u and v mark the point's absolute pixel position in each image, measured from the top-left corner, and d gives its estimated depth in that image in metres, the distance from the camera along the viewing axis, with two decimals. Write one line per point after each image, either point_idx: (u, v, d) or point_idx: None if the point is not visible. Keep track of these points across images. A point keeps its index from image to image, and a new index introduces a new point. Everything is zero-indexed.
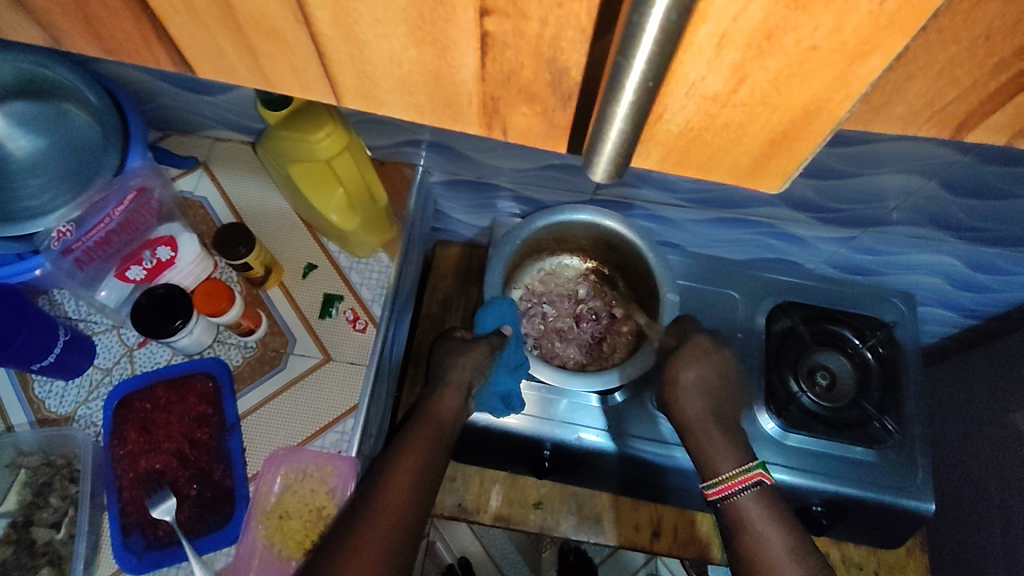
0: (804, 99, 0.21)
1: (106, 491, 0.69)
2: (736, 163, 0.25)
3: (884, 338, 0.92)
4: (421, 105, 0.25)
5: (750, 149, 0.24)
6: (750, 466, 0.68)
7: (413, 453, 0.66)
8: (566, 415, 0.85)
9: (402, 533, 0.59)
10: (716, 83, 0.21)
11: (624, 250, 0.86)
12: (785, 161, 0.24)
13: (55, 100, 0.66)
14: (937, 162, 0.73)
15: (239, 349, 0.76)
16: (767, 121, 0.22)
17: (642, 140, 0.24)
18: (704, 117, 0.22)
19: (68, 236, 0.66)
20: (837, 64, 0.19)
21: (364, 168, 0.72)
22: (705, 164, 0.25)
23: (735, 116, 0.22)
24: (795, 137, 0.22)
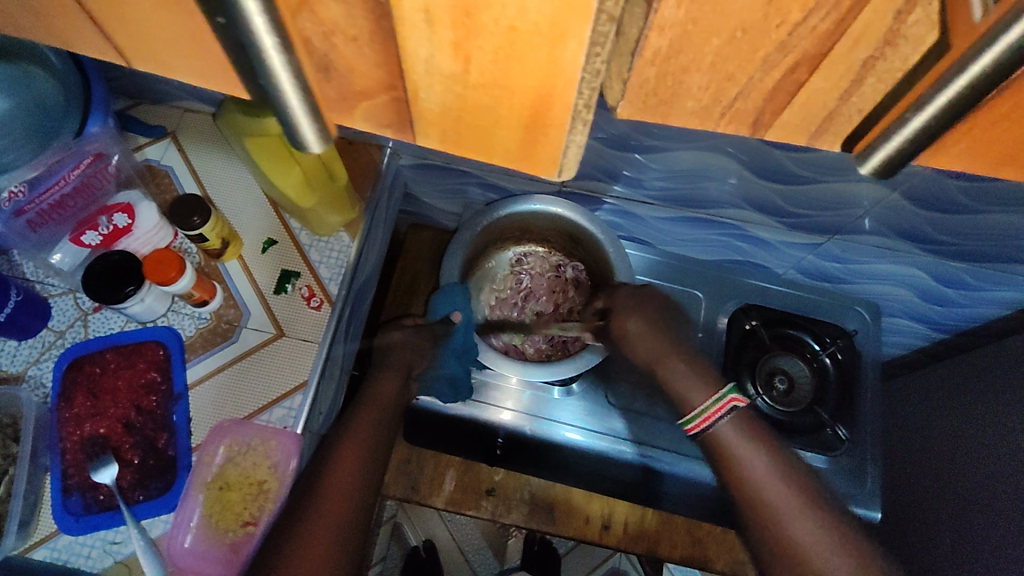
0: (533, 86, 0.20)
1: (49, 453, 0.70)
2: (507, 145, 0.23)
3: (844, 346, 0.94)
4: None
5: (513, 132, 0.23)
6: (723, 390, 0.60)
7: (355, 438, 0.65)
8: (539, 410, 0.87)
9: (350, 517, 0.59)
10: (445, 59, 0.20)
11: (586, 243, 0.86)
12: (550, 147, 0.23)
13: (19, 60, 0.64)
14: (900, 173, 0.72)
15: (193, 319, 0.76)
16: (512, 105, 0.21)
17: (409, 115, 0.23)
18: (455, 97, 0.21)
19: (20, 197, 0.67)
20: (542, 46, 0.19)
21: (321, 147, 0.71)
22: (481, 147, 0.24)
23: (481, 99, 0.21)
24: (545, 122, 0.22)
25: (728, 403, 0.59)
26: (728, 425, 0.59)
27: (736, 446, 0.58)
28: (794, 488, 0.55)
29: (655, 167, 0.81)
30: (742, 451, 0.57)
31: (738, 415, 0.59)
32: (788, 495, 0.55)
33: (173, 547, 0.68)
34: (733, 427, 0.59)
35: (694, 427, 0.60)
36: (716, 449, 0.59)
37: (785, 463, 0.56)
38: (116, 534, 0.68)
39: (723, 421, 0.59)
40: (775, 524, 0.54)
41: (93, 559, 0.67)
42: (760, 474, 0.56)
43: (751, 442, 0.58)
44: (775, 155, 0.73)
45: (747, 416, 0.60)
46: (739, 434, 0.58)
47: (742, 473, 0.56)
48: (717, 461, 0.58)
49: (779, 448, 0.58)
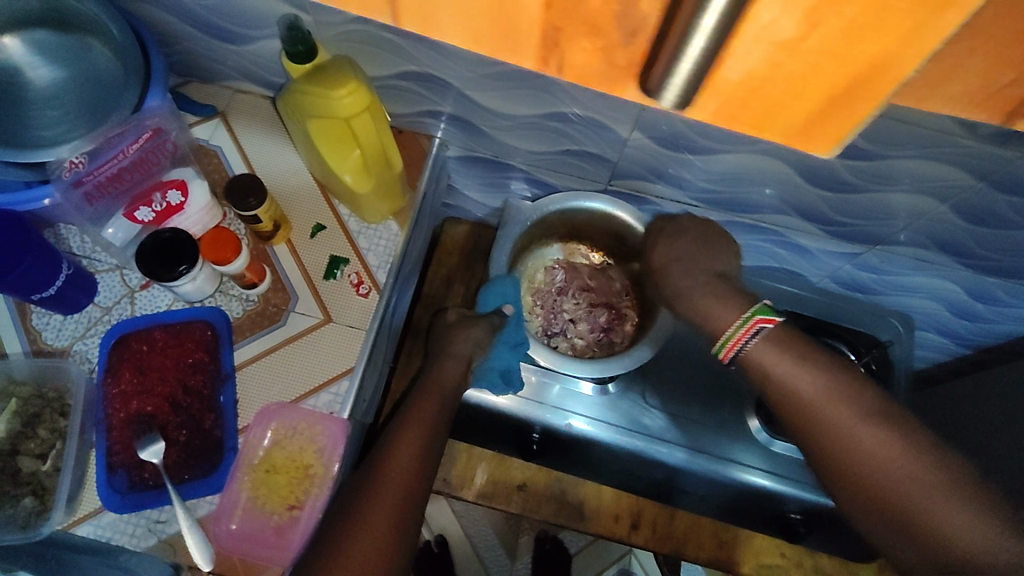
0: (872, 54, 0.20)
1: (95, 430, 0.69)
2: (792, 123, 0.24)
3: (878, 356, 0.94)
4: (480, 31, 0.24)
5: (808, 105, 0.23)
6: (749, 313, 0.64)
7: (416, 422, 0.65)
8: (558, 401, 0.87)
9: (410, 504, 0.58)
10: (787, 27, 0.20)
11: (632, 243, 0.86)
12: (841, 121, 0.23)
13: (77, 32, 0.66)
14: (952, 185, 0.73)
15: (240, 302, 0.76)
16: (831, 75, 0.21)
17: (701, 90, 0.23)
18: (769, 66, 0.21)
19: (80, 168, 0.66)
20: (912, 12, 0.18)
21: (382, 132, 0.72)
22: (761, 121, 0.24)
23: (800, 69, 0.21)
24: (855, 95, 0.22)
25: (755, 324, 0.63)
26: (761, 342, 0.61)
27: (772, 360, 0.60)
28: (837, 390, 0.56)
29: (703, 169, 0.81)
30: (779, 363, 0.59)
31: (766, 334, 0.62)
32: (832, 398, 0.55)
33: (219, 528, 0.68)
34: (765, 344, 0.61)
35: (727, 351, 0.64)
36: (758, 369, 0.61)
37: (823, 366, 0.58)
38: (160, 513, 0.68)
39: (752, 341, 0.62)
40: (824, 432, 0.55)
41: (137, 537, 0.67)
42: (802, 385, 0.57)
43: (791, 355, 0.59)
44: (826, 162, 0.74)
45: (781, 333, 0.62)
46: (777, 349, 0.60)
47: (785, 386, 0.58)
48: (760, 381, 0.61)
49: (819, 358, 0.59)
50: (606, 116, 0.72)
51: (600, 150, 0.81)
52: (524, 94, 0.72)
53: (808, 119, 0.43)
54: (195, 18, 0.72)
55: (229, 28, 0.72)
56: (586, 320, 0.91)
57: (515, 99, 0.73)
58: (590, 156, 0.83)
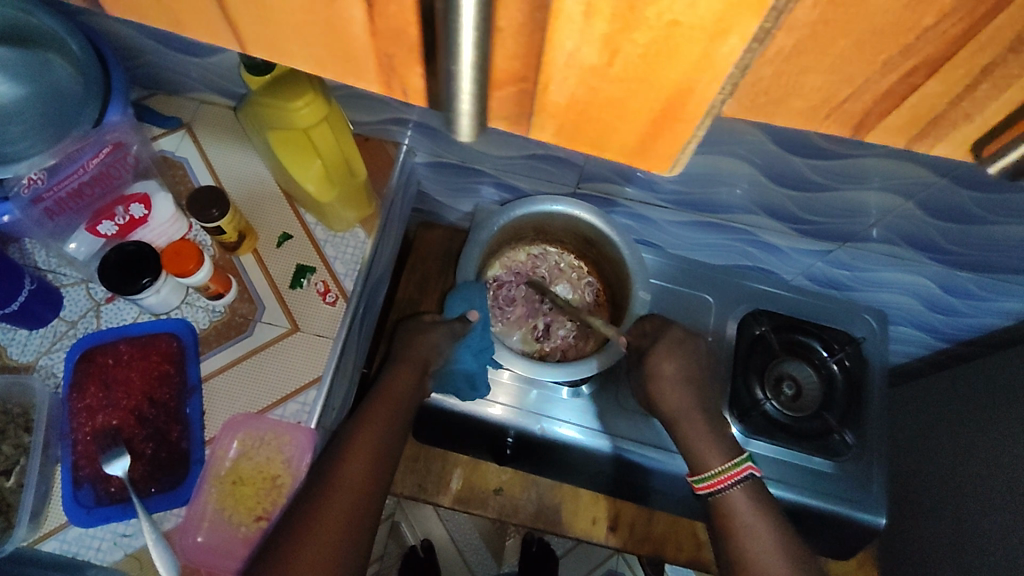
0: (676, 79, 0.17)
1: (61, 444, 0.69)
2: (624, 141, 0.20)
3: (851, 353, 0.94)
4: (320, 57, 0.20)
5: (635, 126, 0.20)
6: (741, 460, 0.69)
7: (367, 430, 0.65)
8: (540, 407, 0.87)
9: (363, 509, 0.60)
10: (591, 55, 0.17)
11: (600, 245, 0.86)
12: (673, 139, 0.20)
13: (38, 48, 0.64)
14: (917, 182, 0.73)
15: (206, 312, 0.76)
16: (645, 99, 0.18)
17: (530, 112, 0.20)
18: (588, 91, 0.18)
19: (39, 184, 0.66)
20: (699, 42, 0.16)
21: (342, 141, 0.72)
22: (596, 140, 0.21)
23: (618, 93, 0.18)
24: (673, 117, 0.19)
25: (744, 471, 0.68)
26: (739, 490, 0.67)
27: (742, 508, 0.66)
28: (783, 549, 0.62)
29: (670, 171, 0.82)
30: (743, 514, 0.65)
31: (751, 483, 0.68)
32: (776, 551, 0.62)
33: (185, 541, 0.68)
34: (744, 493, 0.67)
35: (706, 485, 0.69)
36: (721, 510, 0.67)
37: (777, 525, 0.64)
38: (126, 527, 0.68)
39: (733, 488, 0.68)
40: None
41: (103, 551, 0.67)
42: (756, 531, 0.64)
43: (759, 506, 0.66)
44: (791, 161, 0.74)
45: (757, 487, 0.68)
46: (748, 499, 0.66)
47: (741, 529, 0.64)
48: (721, 520, 0.66)
49: (778, 522, 0.65)
50: None
51: (567, 154, 0.81)
52: None
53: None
54: (154, 31, 0.72)
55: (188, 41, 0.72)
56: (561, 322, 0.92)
57: None
58: (557, 161, 0.83)
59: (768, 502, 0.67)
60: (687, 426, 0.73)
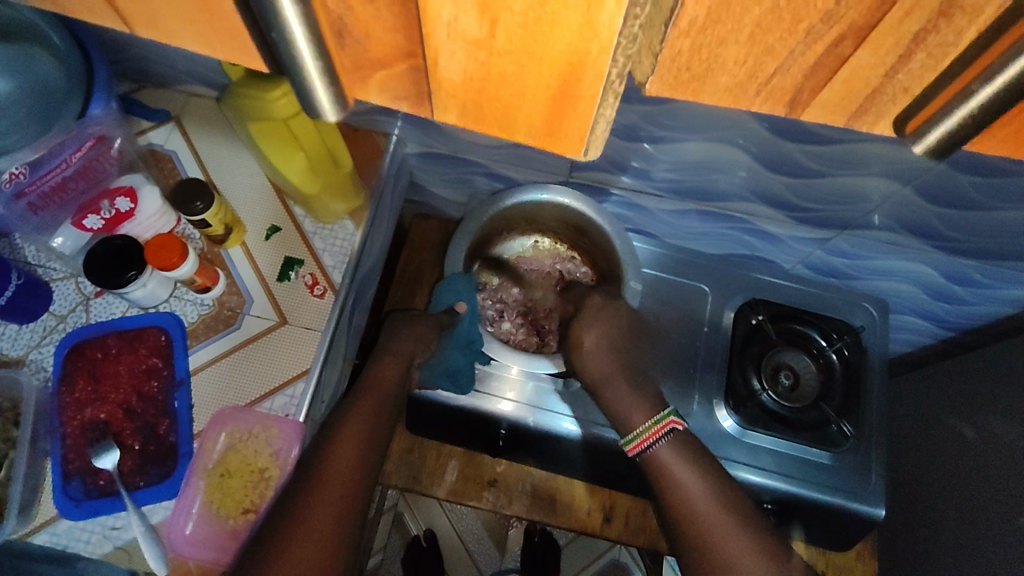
0: (563, 50, 0.19)
1: (50, 438, 0.70)
2: (531, 125, 0.23)
3: (851, 342, 0.92)
4: (208, 34, 0.22)
5: (537, 108, 0.22)
6: (662, 416, 0.70)
7: (357, 419, 0.65)
8: (541, 401, 0.84)
9: (351, 500, 0.60)
10: (470, 24, 0.19)
11: (591, 235, 0.85)
12: (576, 123, 0.22)
13: (21, 43, 0.64)
14: (913, 167, 0.71)
15: (195, 306, 0.76)
16: (539, 74, 0.20)
17: (428, 88, 0.22)
18: (478, 66, 0.20)
19: (21, 179, 0.66)
20: (578, 7, 0.17)
21: (325, 131, 0.71)
22: (503, 124, 0.23)
23: (507, 67, 0.20)
24: (573, 95, 0.21)
25: (666, 426, 0.69)
26: (666, 444, 0.68)
27: (669, 460, 0.67)
28: (714, 493, 0.63)
29: (663, 158, 0.80)
30: (674, 469, 0.66)
31: (676, 435, 0.69)
32: (715, 507, 0.62)
33: (174, 534, 0.67)
34: (671, 446, 0.68)
35: (634, 446, 0.70)
36: (655, 467, 0.67)
37: (707, 472, 0.65)
38: (116, 520, 0.68)
39: (658, 443, 0.68)
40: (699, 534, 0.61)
41: (93, 544, 0.67)
42: (689, 487, 0.64)
43: (687, 459, 0.66)
44: (784, 146, 0.72)
45: (684, 437, 0.69)
46: (675, 451, 0.67)
47: (674, 483, 0.65)
48: (655, 477, 0.67)
49: (708, 467, 0.66)
50: None
51: None
52: None
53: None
54: None
55: None
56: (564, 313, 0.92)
57: None
58: (546, 150, 0.82)
59: (696, 449, 0.68)
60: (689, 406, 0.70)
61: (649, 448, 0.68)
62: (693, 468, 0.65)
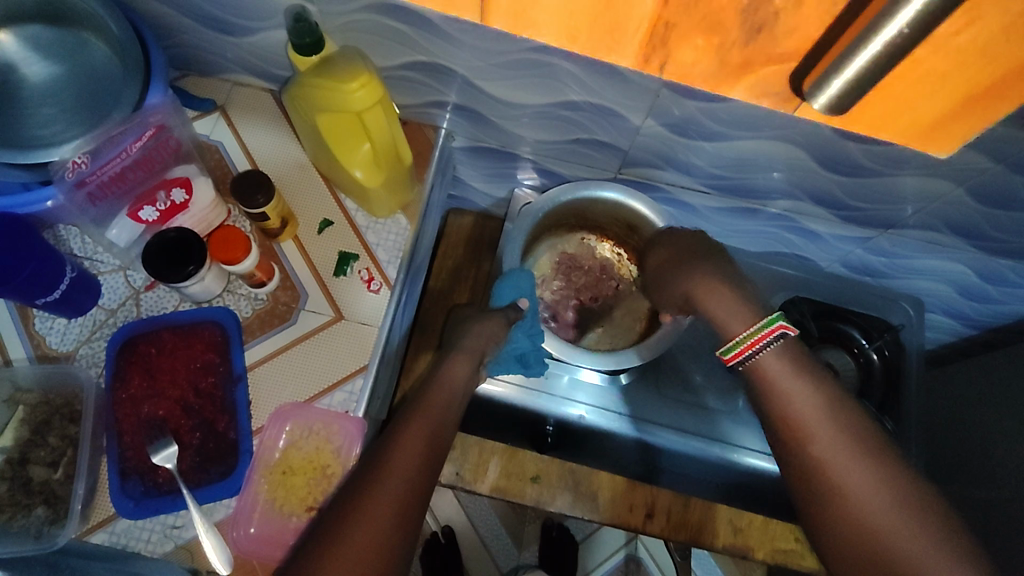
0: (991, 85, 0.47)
1: (106, 435, 0.68)
2: (906, 130, 0.56)
3: (890, 340, 0.95)
4: (592, 39, 0.50)
5: (912, 131, 0.56)
6: (771, 320, 0.62)
7: (423, 416, 0.65)
8: (563, 390, 0.91)
9: (416, 496, 0.58)
10: (949, 26, 0.42)
11: (642, 231, 0.86)
12: (946, 135, 0.56)
13: (71, 27, 0.65)
14: (967, 168, 0.72)
15: (249, 300, 0.74)
16: (906, 126, 0.55)
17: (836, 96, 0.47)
18: (909, 64, 0.46)
19: (82, 168, 0.65)
20: (1000, 51, 0.43)
21: (392, 125, 0.70)
22: (875, 125, 0.56)
23: (917, 80, 0.47)
24: (979, 112, 0.51)
25: (774, 332, 0.61)
26: (771, 354, 0.61)
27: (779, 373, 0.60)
28: (830, 409, 0.57)
29: (715, 155, 0.80)
30: (784, 383, 0.59)
31: (787, 343, 0.61)
32: (831, 425, 0.56)
33: (237, 533, 0.67)
34: (777, 355, 0.61)
35: (736, 354, 0.64)
36: (760, 379, 0.61)
37: (834, 402, 0.57)
38: (177, 518, 0.67)
39: (766, 350, 0.61)
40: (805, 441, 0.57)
41: (153, 543, 0.66)
42: (802, 402, 0.58)
43: (798, 372, 0.59)
44: (843, 146, 0.73)
45: (795, 346, 0.61)
46: (787, 364, 0.60)
47: (786, 399, 0.58)
48: (763, 391, 0.61)
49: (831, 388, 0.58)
50: (622, 104, 0.71)
51: (610, 137, 0.80)
52: (535, 80, 0.71)
53: (873, 129, 0.56)
54: (196, 9, 0.70)
55: (230, 20, 0.70)
56: (603, 302, 0.93)
57: (528, 88, 0.72)
58: (601, 144, 0.82)
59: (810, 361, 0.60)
60: None
61: (755, 355, 0.61)
62: (810, 382, 0.59)
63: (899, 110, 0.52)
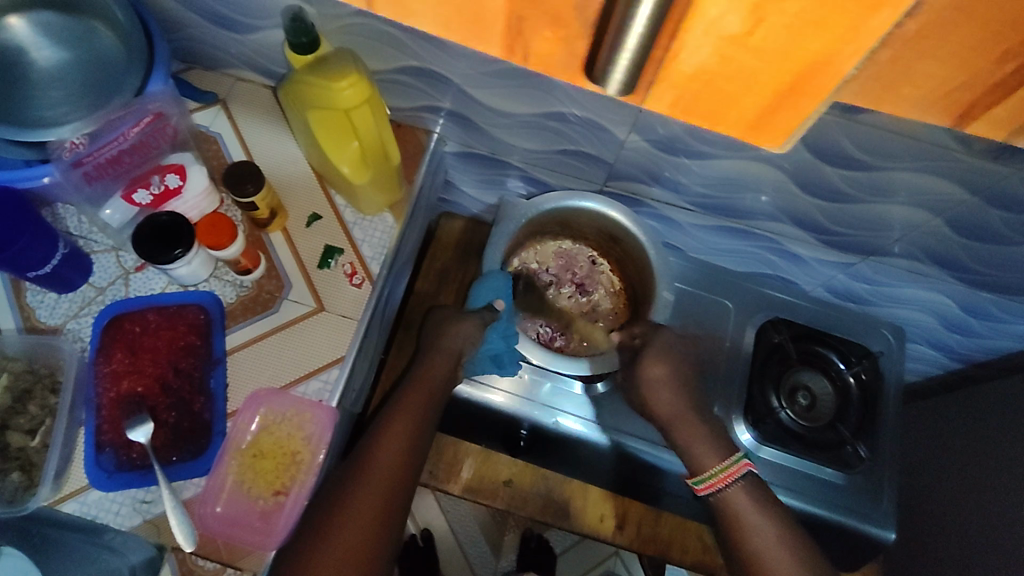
0: (811, 50, 0.19)
1: (86, 408, 0.70)
2: (740, 116, 0.22)
3: (869, 367, 0.94)
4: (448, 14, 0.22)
5: (758, 101, 0.21)
6: (738, 457, 0.75)
7: (404, 415, 0.69)
8: (551, 398, 0.86)
9: (398, 491, 0.64)
10: (735, 20, 0.19)
11: (624, 243, 0.87)
12: (791, 116, 0.22)
13: (81, 14, 0.67)
14: (945, 199, 0.73)
15: (234, 287, 0.76)
16: (769, 73, 0.20)
17: (653, 79, 0.22)
18: (718, 58, 0.20)
19: (80, 149, 0.68)
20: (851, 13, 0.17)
21: (381, 125, 0.73)
22: (712, 113, 0.23)
23: (749, 59, 0.20)
24: (803, 89, 0.20)
25: (741, 469, 0.74)
26: (735, 489, 0.73)
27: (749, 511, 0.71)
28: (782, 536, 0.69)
29: (698, 174, 0.82)
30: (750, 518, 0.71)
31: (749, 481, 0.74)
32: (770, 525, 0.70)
33: (204, 511, 0.68)
34: (744, 492, 0.73)
35: (705, 485, 0.75)
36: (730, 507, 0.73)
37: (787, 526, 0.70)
38: (147, 493, 0.68)
39: (732, 486, 0.74)
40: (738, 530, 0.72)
41: (122, 516, 0.68)
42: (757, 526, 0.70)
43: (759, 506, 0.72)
44: (822, 171, 0.74)
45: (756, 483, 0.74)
46: (750, 499, 0.72)
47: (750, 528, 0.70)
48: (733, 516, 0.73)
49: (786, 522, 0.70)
50: (608, 119, 0.73)
51: (596, 150, 0.82)
52: (524, 91, 0.73)
53: (707, 115, 0.23)
54: (202, 7, 0.73)
55: (235, 18, 0.73)
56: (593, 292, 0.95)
57: (518, 97, 0.75)
58: (588, 156, 0.84)
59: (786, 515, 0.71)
60: (695, 429, 0.78)
61: (721, 490, 0.74)
62: (774, 518, 0.70)
63: (728, 96, 0.21)
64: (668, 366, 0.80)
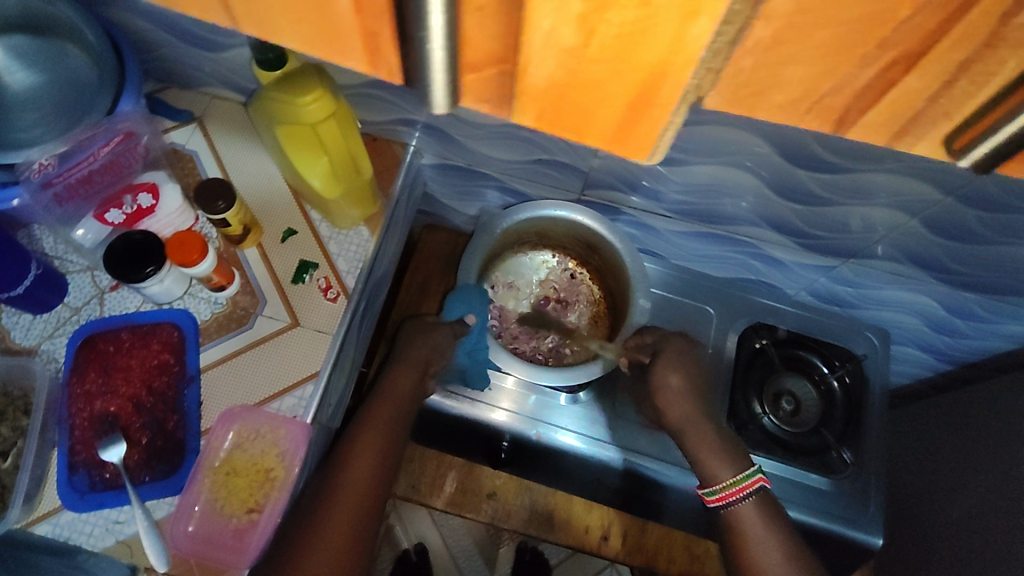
0: (653, 60, 0.18)
1: (59, 428, 0.70)
2: (602, 125, 0.21)
3: (852, 370, 0.94)
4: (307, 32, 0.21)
5: (614, 113, 0.20)
6: (751, 472, 0.72)
7: (373, 429, 0.68)
8: (541, 414, 0.85)
9: (369, 508, 0.63)
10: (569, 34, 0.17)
11: (602, 252, 0.87)
12: (650, 127, 0.21)
13: (53, 37, 0.68)
14: (921, 199, 0.73)
15: (209, 304, 0.76)
16: (622, 81, 0.19)
17: (513, 93, 0.20)
18: (566, 72, 0.19)
19: (49, 169, 0.67)
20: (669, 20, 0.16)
21: (349, 138, 0.73)
22: (577, 124, 0.22)
23: (597, 74, 0.19)
24: (649, 101, 0.19)
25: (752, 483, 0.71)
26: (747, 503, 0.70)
27: (746, 515, 0.69)
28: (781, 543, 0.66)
29: (673, 180, 0.82)
30: (755, 529, 0.68)
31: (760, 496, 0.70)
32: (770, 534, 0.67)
33: (177, 530, 0.68)
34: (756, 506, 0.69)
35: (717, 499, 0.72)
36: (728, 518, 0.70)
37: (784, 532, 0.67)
38: (119, 513, 0.68)
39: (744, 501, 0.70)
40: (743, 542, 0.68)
41: (95, 537, 0.67)
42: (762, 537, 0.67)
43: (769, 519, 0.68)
44: (796, 173, 0.73)
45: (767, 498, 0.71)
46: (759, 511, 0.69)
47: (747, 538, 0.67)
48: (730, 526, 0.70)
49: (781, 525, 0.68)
50: None
51: (570, 159, 0.82)
52: None
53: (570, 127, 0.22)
54: (172, 26, 0.73)
55: (205, 37, 0.73)
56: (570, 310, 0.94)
57: None
58: (563, 165, 0.84)
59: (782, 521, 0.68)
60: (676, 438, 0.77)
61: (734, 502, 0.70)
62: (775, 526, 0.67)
63: (585, 106, 0.21)
64: (681, 374, 0.77)
